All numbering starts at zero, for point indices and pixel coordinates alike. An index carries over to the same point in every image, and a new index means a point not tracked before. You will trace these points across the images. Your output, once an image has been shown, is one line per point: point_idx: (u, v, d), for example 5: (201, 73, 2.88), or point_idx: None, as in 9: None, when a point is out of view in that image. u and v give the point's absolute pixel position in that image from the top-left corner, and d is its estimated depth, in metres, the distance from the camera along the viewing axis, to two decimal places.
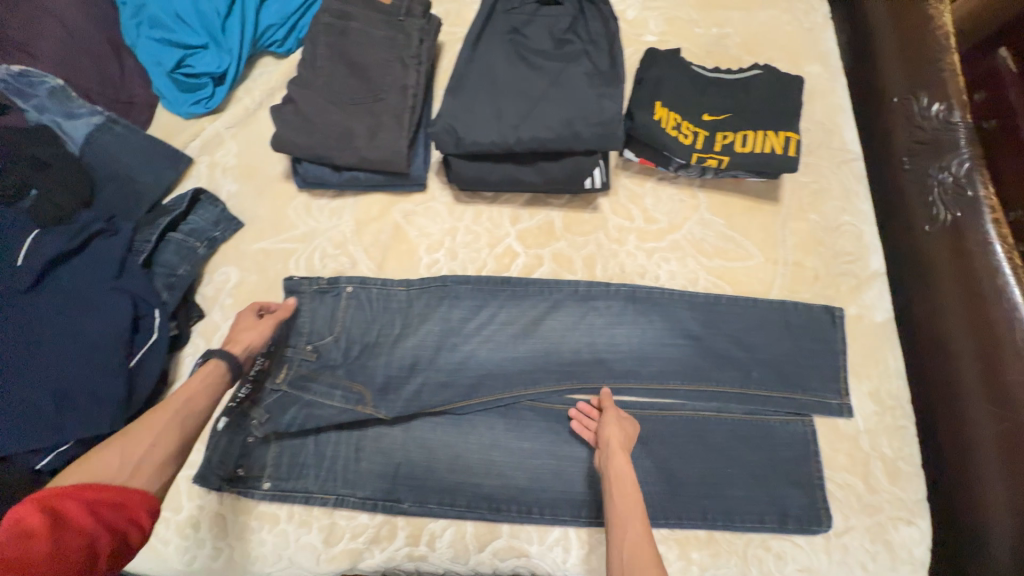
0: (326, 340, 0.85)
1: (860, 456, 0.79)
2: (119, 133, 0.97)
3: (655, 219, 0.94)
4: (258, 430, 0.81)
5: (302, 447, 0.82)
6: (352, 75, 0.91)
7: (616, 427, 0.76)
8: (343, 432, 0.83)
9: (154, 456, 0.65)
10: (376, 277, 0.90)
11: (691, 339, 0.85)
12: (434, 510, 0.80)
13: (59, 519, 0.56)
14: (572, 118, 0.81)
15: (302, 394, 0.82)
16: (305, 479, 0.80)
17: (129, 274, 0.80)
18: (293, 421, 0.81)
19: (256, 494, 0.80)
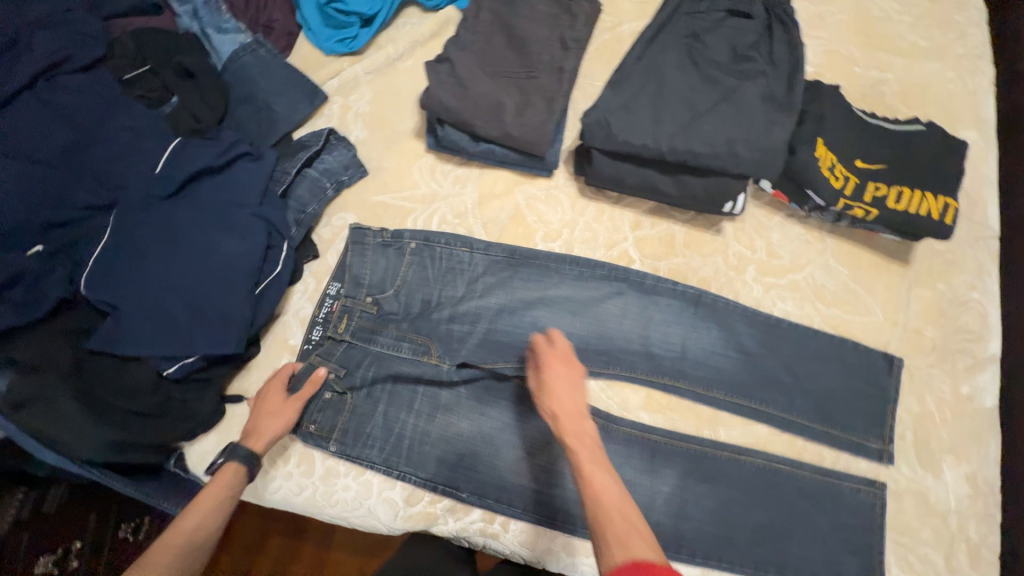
0: (387, 293, 0.87)
1: (947, 536, 0.79)
2: (262, 56, 0.95)
3: (779, 254, 0.92)
4: (335, 385, 0.82)
5: (371, 417, 0.82)
6: (510, 47, 0.89)
7: (562, 369, 0.68)
8: (416, 414, 0.83)
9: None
10: (439, 235, 0.89)
11: (744, 353, 0.87)
12: (490, 505, 0.80)
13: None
14: (735, 138, 0.79)
15: (368, 345, 0.85)
16: (369, 450, 0.81)
17: (269, 202, 0.81)
18: (376, 385, 0.83)
19: (322, 453, 0.81)
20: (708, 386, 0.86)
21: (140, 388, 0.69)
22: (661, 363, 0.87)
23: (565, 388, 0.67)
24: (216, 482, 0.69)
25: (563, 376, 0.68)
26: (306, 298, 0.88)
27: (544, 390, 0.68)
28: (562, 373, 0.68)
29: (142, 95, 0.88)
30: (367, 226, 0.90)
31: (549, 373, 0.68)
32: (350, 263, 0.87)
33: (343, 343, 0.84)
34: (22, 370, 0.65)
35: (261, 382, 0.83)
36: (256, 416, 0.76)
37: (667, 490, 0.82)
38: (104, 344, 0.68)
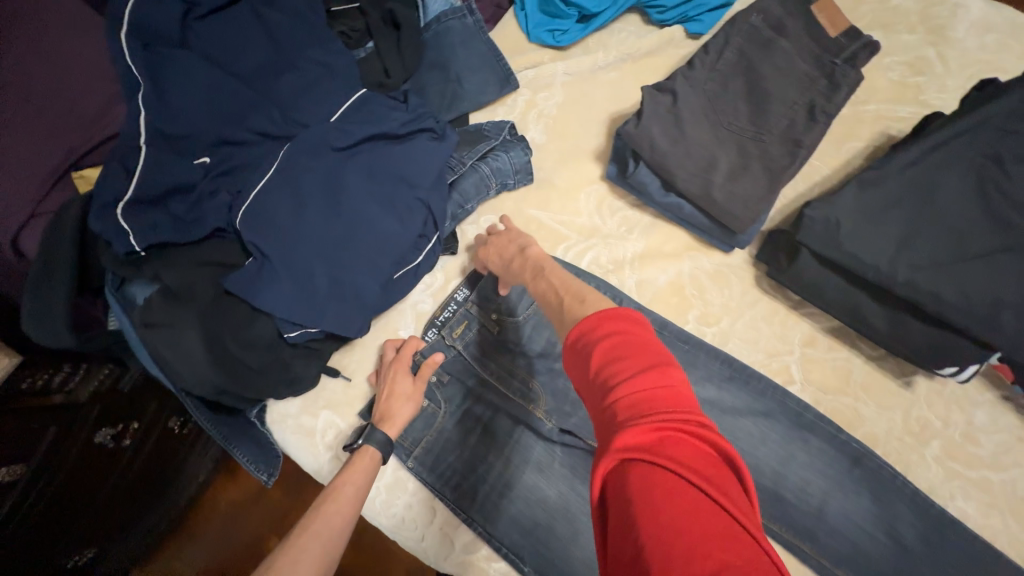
0: (513, 317, 0.79)
1: None
2: (468, 24, 0.87)
3: (977, 441, 0.74)
4: (434, 393, 0.77)
5: (458, 446, 0.75)
6: (745, 99, 0.76)
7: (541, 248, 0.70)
8: (504, 459, 0.74)
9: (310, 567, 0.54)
10: (588, 275, 0.79)
11: (902, 547, 0.70)
12: None
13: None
14: (1000, 301, 0.63)
15: (478, 367, 0.78)
16: (447, 480, 0.74)
17: (435, 188, 0.74)
18: (473, 411, 0.76)
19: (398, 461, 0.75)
20: (839, 563, 0.70)
21: (258, 342, 0.66)
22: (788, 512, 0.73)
23: (496, 249, 0.74)
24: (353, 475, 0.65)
25: (504, 235, 0.74)
26: (431, 293, 0.81)
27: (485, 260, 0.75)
28: (505, 234, 0.75)
29: (343, 34, 0.85)
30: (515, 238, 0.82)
31: (493, 238, 0.75)
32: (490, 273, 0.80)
33: (454, 352, 0.78)
34: (164, 293, 0.64)
35: (361, 365, 0.79)
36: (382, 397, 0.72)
37: None
38: (240, 289, 0.65)
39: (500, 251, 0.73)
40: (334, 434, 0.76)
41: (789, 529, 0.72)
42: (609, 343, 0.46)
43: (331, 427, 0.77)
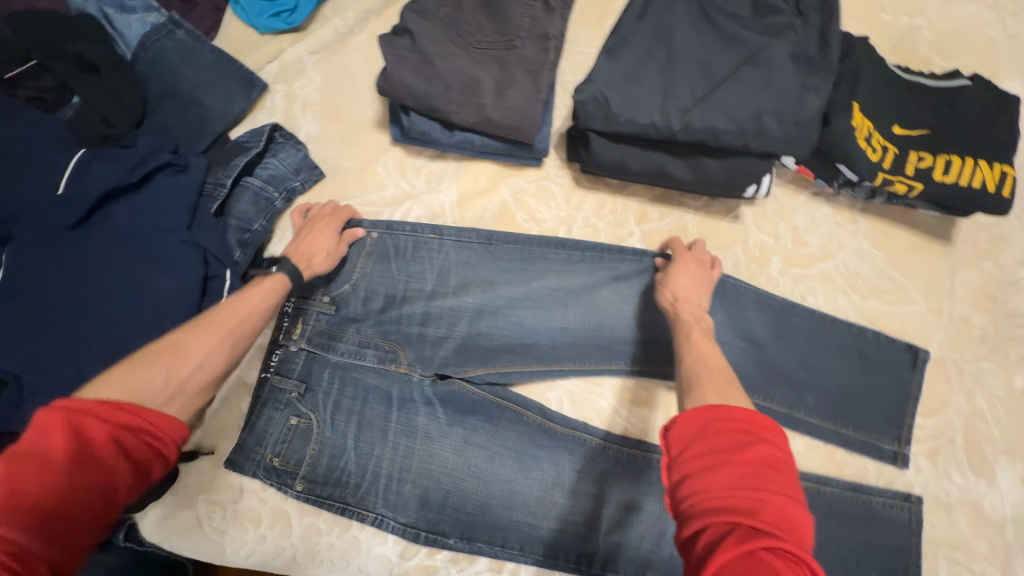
0: (344, 289, 0.74)
1: (1003, 546, 0.71)
2: (181, 41, 0.78)
3: (806, 241, 0.81)
4: (298, 406, 0.70)
5: (343, 450, 0.69)
6: (483, 11, 0.73)
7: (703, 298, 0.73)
8: (392, 434, 0.70)
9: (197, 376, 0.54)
10: (403, 222, 0.77)
11: (753, 343, 0.75)
12: (482, 548, 0.70)
13: (85, 448, 0.44)
14: (761, 110, 0.65)
15: (327, 354, 0.72)
16: (344, 486, 0.69)
17: (202, 223, 0.66)
18: (342, 402, 0.71)
19: (289, 493, 0.69)
20: None
21: None
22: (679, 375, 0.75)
23: (688, 284, 0.72)
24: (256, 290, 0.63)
25: (693, 277, 0.73)
26: (266, 327, 0.75)
27: (667, 283, 0.73)
28: (695, 274, 0.73)
29: (36, 99, 0.71)
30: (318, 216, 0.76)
31: (679, 265, 0.74)
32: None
33: (302, 352, 0.72)
34: None
35: (222, 433, 0.72)
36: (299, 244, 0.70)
37: None
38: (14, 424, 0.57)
39: (691, 297, 0.71)
40: (221, 511, 0.69)
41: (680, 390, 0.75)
42: (728, 431, 0.45)
43: (213, 511, 0.69)
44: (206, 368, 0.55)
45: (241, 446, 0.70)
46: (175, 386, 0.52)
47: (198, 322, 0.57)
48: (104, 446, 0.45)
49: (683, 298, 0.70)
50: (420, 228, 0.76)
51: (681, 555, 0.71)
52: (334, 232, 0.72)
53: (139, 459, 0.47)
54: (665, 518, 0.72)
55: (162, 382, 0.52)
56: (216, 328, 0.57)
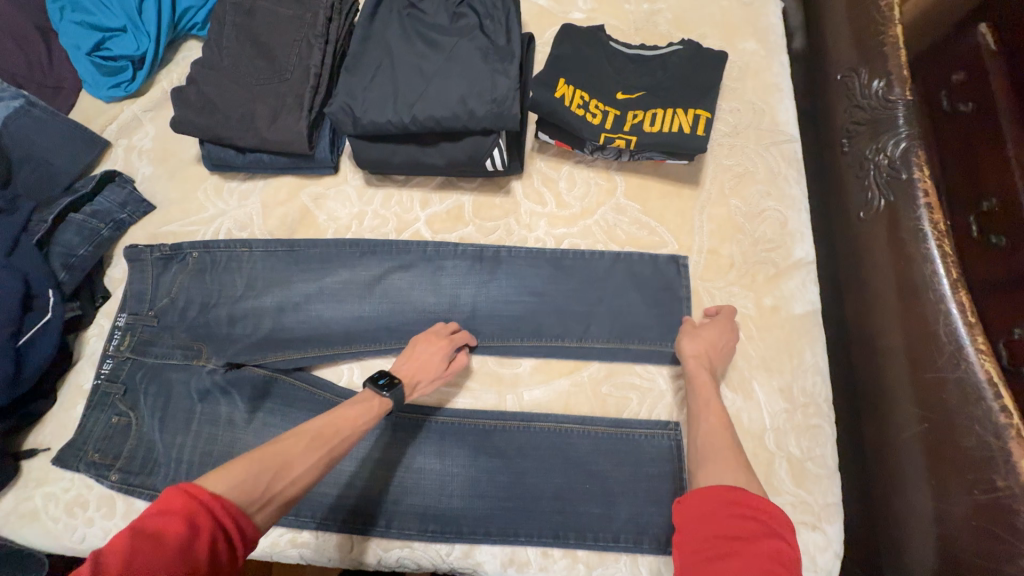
0: (164, 302, 0.86)
1: (765, 455, 0.74)
2: (37, 116, 0.97)
3: (568, 204, 0.90)
4: (119, 407, 0.81)
5: (154, 443, 0.79)
6: (258, 56, 0.89)
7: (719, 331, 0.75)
8: (200, 423, 0.80)
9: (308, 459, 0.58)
10: (220, 240, 0.89)
11: (519, 298, 0.84)
12: (278, 519, 0.77)
13: (190, 535, 0.46)
14: (465, 95, 0.78)
15: (144, 358, 0.83)
16: (154, 476, 0.78)
17: (21, 253, 0.80)
18: (153, 400, 0.81)
19: (105, 483, 0.78)
20: (502, 333, 0.83)
21: None
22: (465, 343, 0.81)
23: (713, 353, 0.74)
24: (362, 407, 0.67)
25: (712, 337, 0.75)
26: (101, 338, 0.87)
27: (689, 341, 0.75)
28: (717, 333, 0.75)
29: None
30: (144, 245, 0.89)
31: (710, 326, 0.76)
32: (132, 282, 0.86)
33: (126, 360, 0.83)
34: None
35: (57, 432, 0.82)
36: (413, 365, 0.75)
37: (467, 476, 0.77)
38: None
39: (710, 358, 0.74)
40: (54, 503, 0.79)
41: None
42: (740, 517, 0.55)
43: (49, 501, 0.79)
44: (297, 484, 0.56)
45: (70, 444, 0.80)
46: (266, 495, 0.53)
47: (309, 437, 0.60)
48: (183, 528, 0.46)
49: (704, 361, 0.73)
50: (225, 244, 0.88)
51: (461, 503, 0.76)
52: (445, 353, 0.77)
53: (221, 564, 0.48)
54: (442, 471, 0.78)
55: (256, 500, 0.52)
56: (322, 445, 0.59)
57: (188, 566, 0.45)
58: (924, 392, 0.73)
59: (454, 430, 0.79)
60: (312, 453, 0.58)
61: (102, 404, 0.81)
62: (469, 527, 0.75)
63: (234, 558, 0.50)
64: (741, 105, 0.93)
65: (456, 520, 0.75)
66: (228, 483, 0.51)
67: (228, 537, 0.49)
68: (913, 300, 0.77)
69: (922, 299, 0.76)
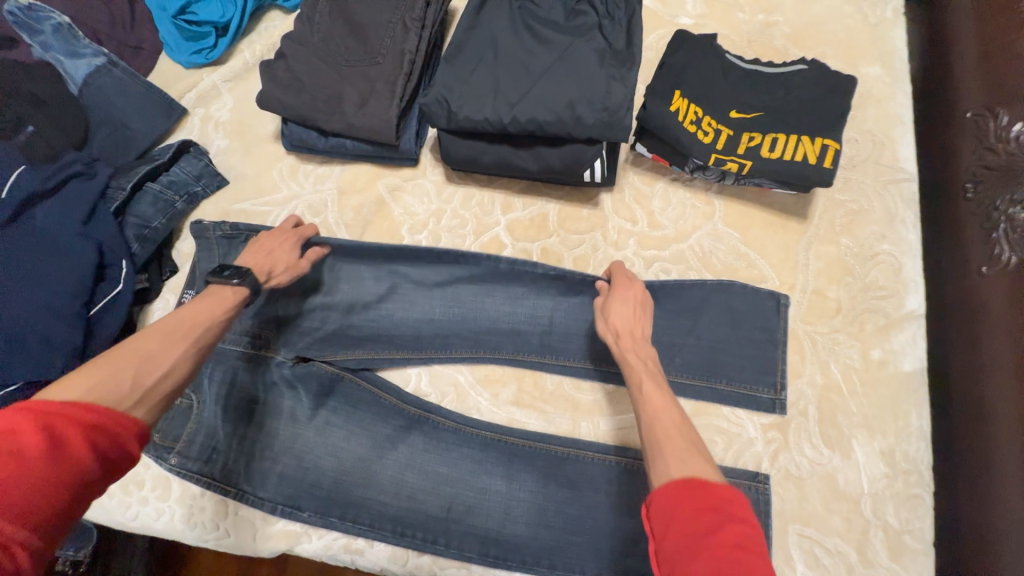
0: None
1: (860, 522, 0.68)
2: (118, 77, 0.94)
3: (661, 224, 0.84)
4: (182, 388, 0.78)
5: (214, 430, 0.77)
6: (350, 35, 0.85)
7: (623, 297, 0.72)
8: (264, 415, 0.77)
9: (169, 355, 0.57)
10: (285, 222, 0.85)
11: None
12: (334, 523, 0.74)
13: (62, 446, 0.45)
14: (575, 100, 0.72)
15: None
16: (212, 464, 0.76)
17: (98, 221, 0.77)
18: (216, 386, 0.78)
19: (163, 466, 0.76)
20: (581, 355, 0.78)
21: None
22: (320, 239, 0.82)
23: (624, 315, 0.71)
24: (210, 303, 0.66)
25: (633, 301, 0.72)
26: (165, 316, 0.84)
27: (609, 316, 0.71)
28: (633, 299, 0.72)
29: None
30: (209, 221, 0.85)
31: (621, 293, 0.73)
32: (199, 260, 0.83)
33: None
34: None
35: None
36: (256, 257, 0.75)
37: (532, 503, 0.74)
38: None
39: (630, 330, 0.69)
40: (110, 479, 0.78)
41: (530, 366, 0.79)
42: (700, 511, 0.46)
43: None
44: (171, 378, 0.57)
45: None
46: (141, 392, 0.53)
47: (158, 332, 0.58)
48: (38, 435, 0.44)
49: (625, 334, 0.69)
50: None
51: (525, 529, 0.73)
52: (296, 246, 0.79)
53: (108, 455, 0.48)
54: (502, 494, 0.74)
55: (128, 397, 0.52)
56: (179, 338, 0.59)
57: (75, 468, 0.45)
58: None
59: (523, 451, 0.76)
60: (172, 347, 0.58)
61: None
62: (530, 560, 0.71)
63: (123, 449, 0.50)
64: (860, 134, 0.86)
65: (517, 547, 0.72)
66: (81, 390, 0.49)
67: (110, 434, 0.49)
68: None
69: None
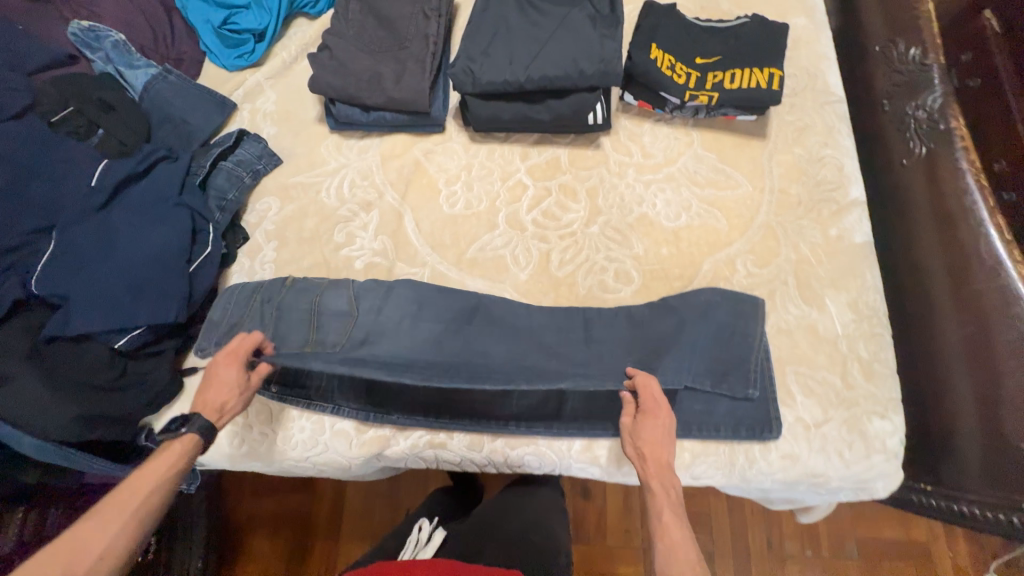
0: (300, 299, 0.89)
1: (839, 357, 0.87)
2: (172, 82, 1.08)
3: (652, 154, 1.03)
4: (268, 332, 0.87)
5: None
6: (380, 26, 1.02)
7: (655, 427, 0.77)
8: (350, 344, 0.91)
9: (113, 533, 0.64)
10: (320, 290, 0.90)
11: (615, 234, 0.98)
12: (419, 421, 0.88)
13: None
14: (576, 57, 0.91)
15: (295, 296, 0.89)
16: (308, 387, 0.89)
17: (189, 193, 0.92)
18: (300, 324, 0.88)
19: (265, 394, 0.88)
20: (603, 264, 0.96)
21: (96, 362, 0.80)
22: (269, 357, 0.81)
23: (651, 442, 0.77)
24: (167, 457, 0.72)
25: (660, 428, 0.78)
26: (245, 276, 0.98)
27: (637, 436, 0.78)
28: (663, 428, 0.77)
29: (70, 133, 0.99)
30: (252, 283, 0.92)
31: (648, 421, 0.78)
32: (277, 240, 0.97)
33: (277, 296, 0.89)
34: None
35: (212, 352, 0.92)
36: (205, 394, 0.76)
37: (589, 377, 0.85)
38: (58, 329, 0.79)
39: (656, 456, 0.76)
40: None
41: (564, 278, 0.96)
42: None
43: (211, 411, 0.89)
44: (108, 557, 0.63)
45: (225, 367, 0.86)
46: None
47: (104, 508, 0.65)
48: None
49: (651, 459, 0.76)
50: (358, 200, 1.02)
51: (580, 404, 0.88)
52: (238, 372, 0.79)
53: None
54: (563, 374, 0.86)
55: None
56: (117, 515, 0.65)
57: None
58: (966, 302, 0.86)
59: None
60: (114, 523, 0.65)
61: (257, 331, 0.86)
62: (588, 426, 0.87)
63: None
64: (798, 71, 1.07)
65: (574, 418, 0.88)
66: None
67: None
68: (951, 227, 0.90)
69: (962, 224, 0.89)
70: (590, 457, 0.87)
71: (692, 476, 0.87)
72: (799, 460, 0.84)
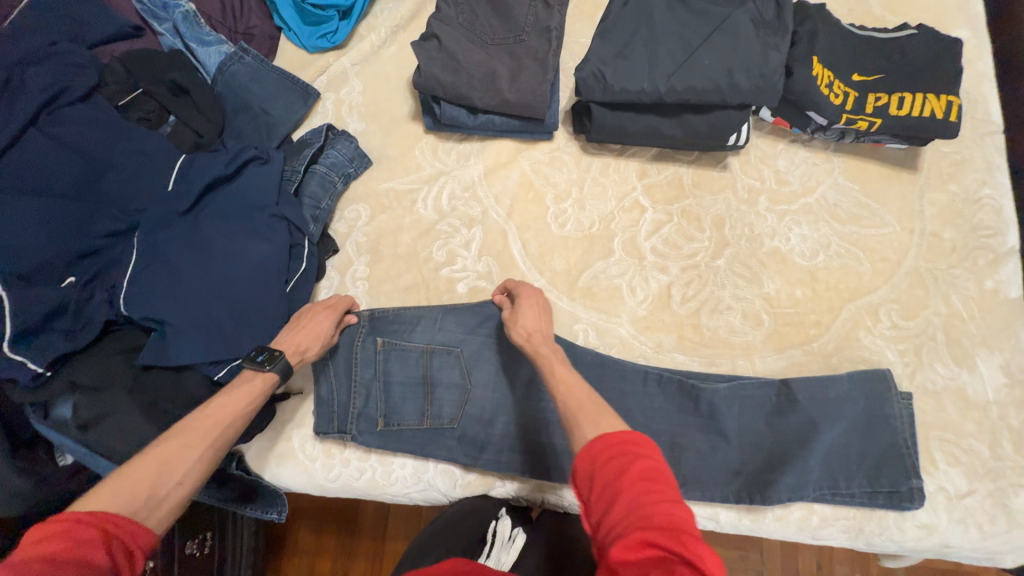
0: (409, 347, 0.83)
1: (988, 424, 0.81)
2: (249, 64, 0.95)
3: (788, 181, 0.93)
4: (373, 384, 0.81)
5: (403, 407, 0.81)
6: (494, 14, 0.89)
7: (530, 303, 0.77)
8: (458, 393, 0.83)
9: (193, 456, 0.60)
10: (426, 341, 0.83)
11: (745, 270, 0.89)
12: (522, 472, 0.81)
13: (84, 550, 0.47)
14: (732, 68, 0.80)
15: (401, 342, 0.83)
16: (404, 440, 0.81)
17: (285, 202, 0.83)
18: (405, 372, 0.82)
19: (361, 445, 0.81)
20: (728, 303, 0.88)
21: (196, 395, 0.74)
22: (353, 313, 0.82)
23: (533, 320, 0.76)
24: (240, 394, 0.68)
25: (535, 306, 0.77)
26: (334, 293, 0.89)
27: (517, 323, 0.76)
28: (537, 304, 0.77)
29: (142, 119, 0.88)
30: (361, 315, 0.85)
31: (522, 301, 0.77)
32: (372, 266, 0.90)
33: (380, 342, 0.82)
34: (80, 425, 0.70)
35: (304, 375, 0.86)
36: (293, 336, 0.74)
37: (703, 428, 0.81)
38: (154, 358, 0.72)
39: (539, 330, 0.75)
40: (310, 443, 0.83)
41: (689, 317, 0.88)
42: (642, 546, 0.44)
43: (305, 441, 0.84)
44: (182, 489, 0.58)
45: (332, 419, 0.80)
46: (157, 500, 0.55)
47: (190, 433, 0.62)
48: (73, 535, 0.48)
49: (536, 336, 0.74)
50: (458, 214, 0.92)
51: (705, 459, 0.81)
52: (332, 320, 0.77)
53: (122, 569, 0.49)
54: (677, 423, 0.82)
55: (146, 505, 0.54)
56: (205, 436, 0.62)
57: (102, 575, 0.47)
58: None
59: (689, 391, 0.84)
60: (194, 445, 0.61)
61: (363, 376, 0.81)
62: (708, 490, 0.79)
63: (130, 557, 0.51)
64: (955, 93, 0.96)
65: (696, 478, 0.80)
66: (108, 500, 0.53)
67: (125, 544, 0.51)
68: None
69: None
70: (710, 514, 0.80)
71: (813, 536, 0.81)
72: (936, 532, 0.78)
